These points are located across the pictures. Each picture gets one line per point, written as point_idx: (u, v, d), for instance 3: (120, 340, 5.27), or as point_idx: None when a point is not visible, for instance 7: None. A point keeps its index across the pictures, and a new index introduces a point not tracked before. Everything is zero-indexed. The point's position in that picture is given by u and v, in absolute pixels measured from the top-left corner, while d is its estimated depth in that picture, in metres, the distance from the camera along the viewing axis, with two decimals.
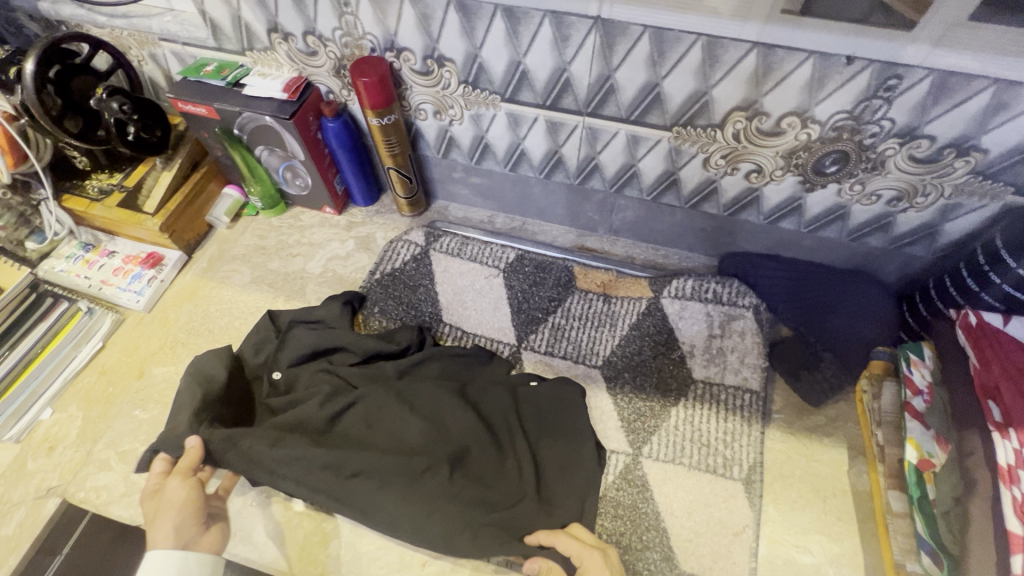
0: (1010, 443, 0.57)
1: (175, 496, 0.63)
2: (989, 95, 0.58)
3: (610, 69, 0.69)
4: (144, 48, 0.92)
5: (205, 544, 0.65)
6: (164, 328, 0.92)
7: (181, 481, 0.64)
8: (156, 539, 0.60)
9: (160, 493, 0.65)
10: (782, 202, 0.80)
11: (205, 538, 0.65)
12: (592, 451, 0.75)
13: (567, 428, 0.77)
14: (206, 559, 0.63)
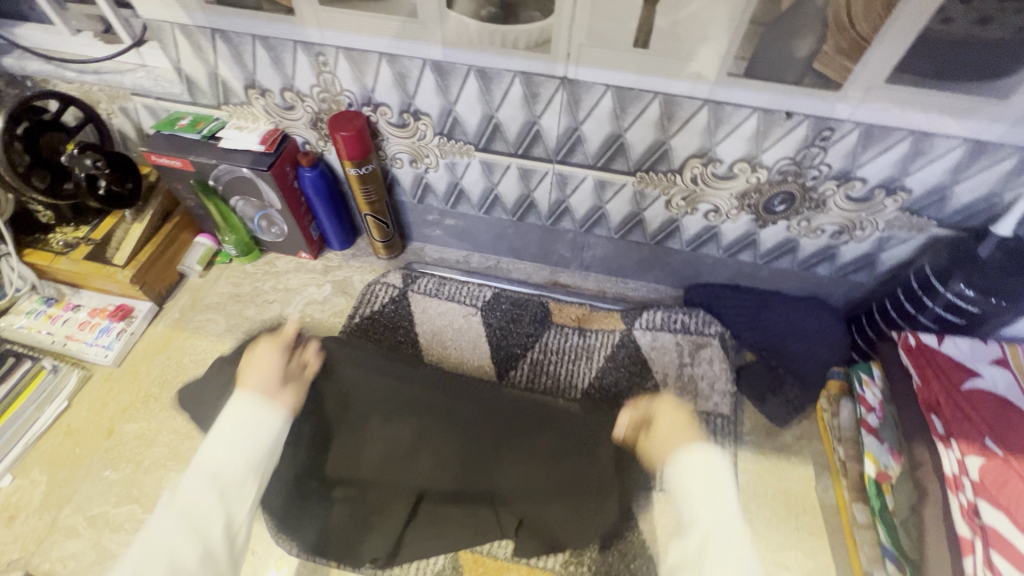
0: (953, 453, 0.63)
1: (267, 357, 0.64)
2: (908, 144, 0.67)
3: (577, 121, 0.75)
4: (115, 103, 0.92)
5: (284, 399, 0.60)
6: (135, 383, 0.89)
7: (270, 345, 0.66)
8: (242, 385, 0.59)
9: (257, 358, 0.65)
10: (738, 237, 0.87)
11: (284, 393, 0.60)
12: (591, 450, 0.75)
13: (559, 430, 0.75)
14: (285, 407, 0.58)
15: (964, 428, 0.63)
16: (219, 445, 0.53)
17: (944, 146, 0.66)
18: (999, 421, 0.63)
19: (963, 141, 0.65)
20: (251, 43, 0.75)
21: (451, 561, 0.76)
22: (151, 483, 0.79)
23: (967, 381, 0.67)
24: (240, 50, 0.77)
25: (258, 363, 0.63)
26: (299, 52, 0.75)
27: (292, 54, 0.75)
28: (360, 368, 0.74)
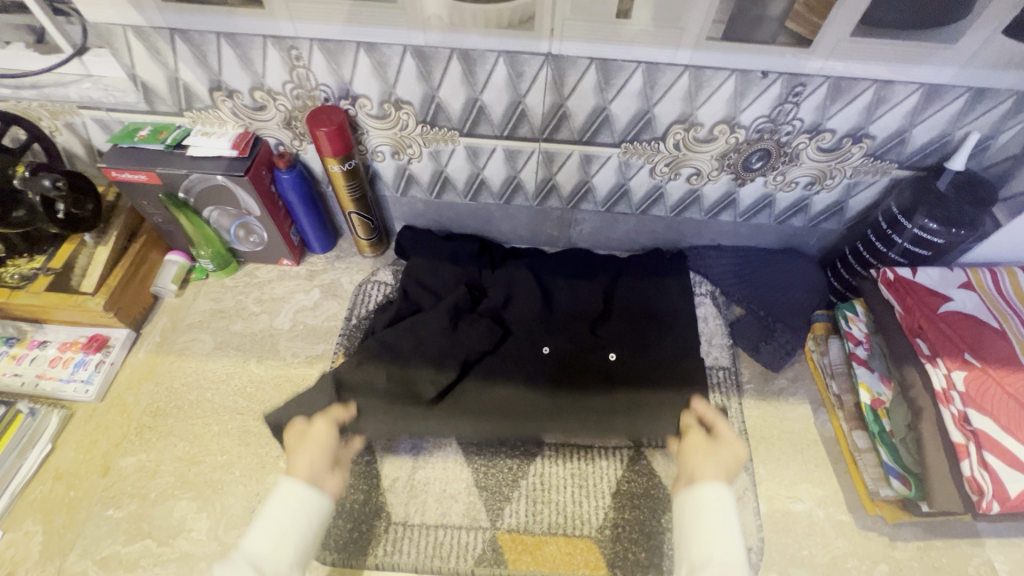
0: (941, 370, 0.68)
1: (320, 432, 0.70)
2: (871, 93, 0.72)
3: (562, 98, 0.76)
4: (59, 118, 0.85)
5: (330, 484, 0.64)
6: (124, 414, 0.84)
7: (326, 422, 0.72)
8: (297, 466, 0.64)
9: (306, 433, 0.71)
10: (719, 197, 0.91)
11: (331, 479, 0.65)
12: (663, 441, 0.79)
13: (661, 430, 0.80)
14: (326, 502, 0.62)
15: (947, 348, 0.69)
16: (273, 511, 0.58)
17: (903, 92, 0.71)
18: (972, 338, 0.70)
19: (919, 86, 0.70)
20: (215, 42, 0.72)
21: (490, 543, 0.74)
22: (162, 515, 0.76)
23: (943, 305, 0.73)
24: (203, 50, 0.73)
25: (307, 453, 0.66)
26: (268, 47, 0.72)
27: (261, 50, 0.72)
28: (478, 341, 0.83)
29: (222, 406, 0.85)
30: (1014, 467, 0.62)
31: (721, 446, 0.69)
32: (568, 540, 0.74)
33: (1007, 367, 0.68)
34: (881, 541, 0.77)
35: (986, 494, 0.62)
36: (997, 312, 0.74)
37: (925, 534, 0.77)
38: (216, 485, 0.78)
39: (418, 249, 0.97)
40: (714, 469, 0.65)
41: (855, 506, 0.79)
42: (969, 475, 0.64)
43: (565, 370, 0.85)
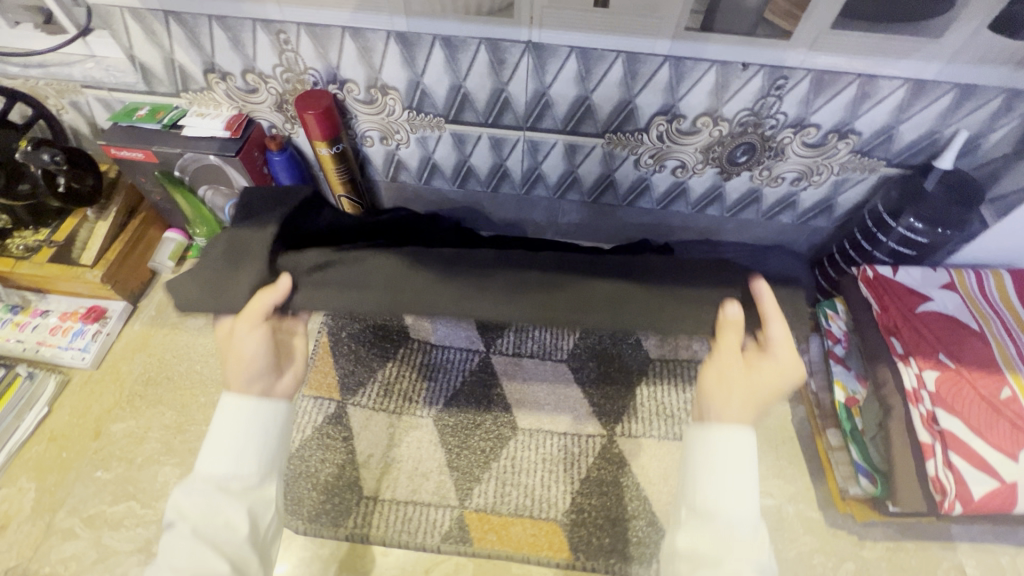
0: (912, 369, 0.68)
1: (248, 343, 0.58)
2: (855, 88, 0.71)
3: (545, 86, 0.76)
4: (64, 97, 0.88)
5: (279, 394, 0.59)
6: (117, 382, 0.88)
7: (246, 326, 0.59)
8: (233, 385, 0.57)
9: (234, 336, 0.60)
10: (705, 191, 0.90)
11: (280, 384, 0.60)
12: None
13: None
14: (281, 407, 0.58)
15: (920, 348, 0.69)
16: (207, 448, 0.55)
17: (888, 87, 0.70)
18: (948, 338, 0.69)
19: (905, 81, 0.69)
20: (207, 24, 0.74)
21: (457, 521, 0.76)
22: (147, 478, 0.79)
23: (921, 305, 0.72)
24: (196, 32, 0.75)
25: (241, 355, 0.58)
26: (258, 30, 0.74)
27: (251, 33, 0.74)
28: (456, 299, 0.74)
29: (210, 378, 0.88)
30: (978, 468, 0.62)
31: (764, 379, 0.57)
32: (534, 522, 0.76)
33: (982, 368, 0.67)
34: (849, 539, 0.76)
35: (948, 495, 0.62)
36: (977, 313, 0.73)
37: (895, 535, 0.76)
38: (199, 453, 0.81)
39: None
40: (740, 396, 0.56)
41: (825, 503, 0.79)
42: (933, 475, 0.63)
43: (530, 283, 0.63)
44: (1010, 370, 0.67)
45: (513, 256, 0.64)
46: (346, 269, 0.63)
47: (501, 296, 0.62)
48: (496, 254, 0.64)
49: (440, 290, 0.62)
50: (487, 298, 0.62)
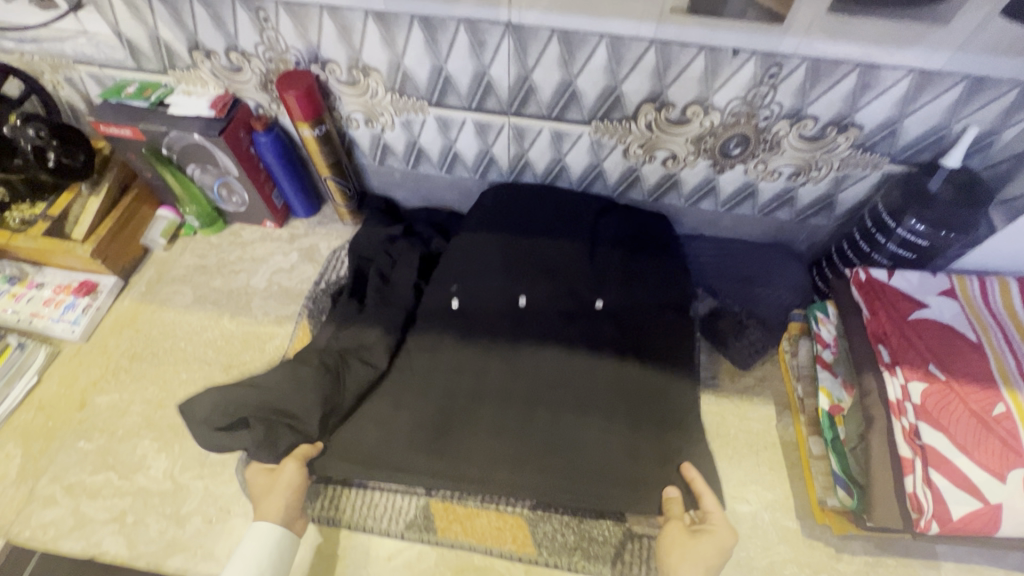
0: (897, 380, 0.64)
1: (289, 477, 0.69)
2: (855, 77, 0.66)
3: (527, 70, 0.74)
4: (59, 72, 0.89)
5: (297, 528, 0.68)
6: (104, 355, 0.90)
7: (296, 465, 0.69)
8: (267, 512, 0.66)
9: (274, 472, 0.70)
10: (698, 184, 0.87)
11: (299, 522, 0.69)
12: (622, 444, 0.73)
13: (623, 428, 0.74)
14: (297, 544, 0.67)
15: (909, 357, 0.65)
16: (244, 552, 0.63)
17: (891, 77, 0.66)
18: (941, 348, 0.65)
19: (909, 71, 0.65)
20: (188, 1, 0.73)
21: (423, 510, 0.76)
22: (126, 451, 0.81)
23: (915, 312, 0.68)
24: (178, 9, 0.75)
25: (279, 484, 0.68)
26: (237, 8, 0.73)
27: (231, 11, 0.73)
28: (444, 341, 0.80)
29: (193, 356, 0.90)
30: (960, 487, 0.58)
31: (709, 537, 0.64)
32: (499, 515, 0.75)
33: (976, 383, 0.63)
34: (825, 551, 0.73)
35: (925, 513, 0.59)
36: (976, 323, 0.68)
37: (875, 550, 0.73)
38: (177, 429, 0.83)
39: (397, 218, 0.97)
40: (693, 573, 0.61)
41: (803, 512, 0.76)
42: (910, 492, 0.60)
43: (556, 404, 0.75)
44: (1008, 387, 0.63)
45: (562, 366, 0.78)
46: (407, 384, 0.78)
47: (528, 420, 0.75)
48: (547, 361, 0.78)
49: (489, 401, 0.76)
50: (520, 421, 0.75)
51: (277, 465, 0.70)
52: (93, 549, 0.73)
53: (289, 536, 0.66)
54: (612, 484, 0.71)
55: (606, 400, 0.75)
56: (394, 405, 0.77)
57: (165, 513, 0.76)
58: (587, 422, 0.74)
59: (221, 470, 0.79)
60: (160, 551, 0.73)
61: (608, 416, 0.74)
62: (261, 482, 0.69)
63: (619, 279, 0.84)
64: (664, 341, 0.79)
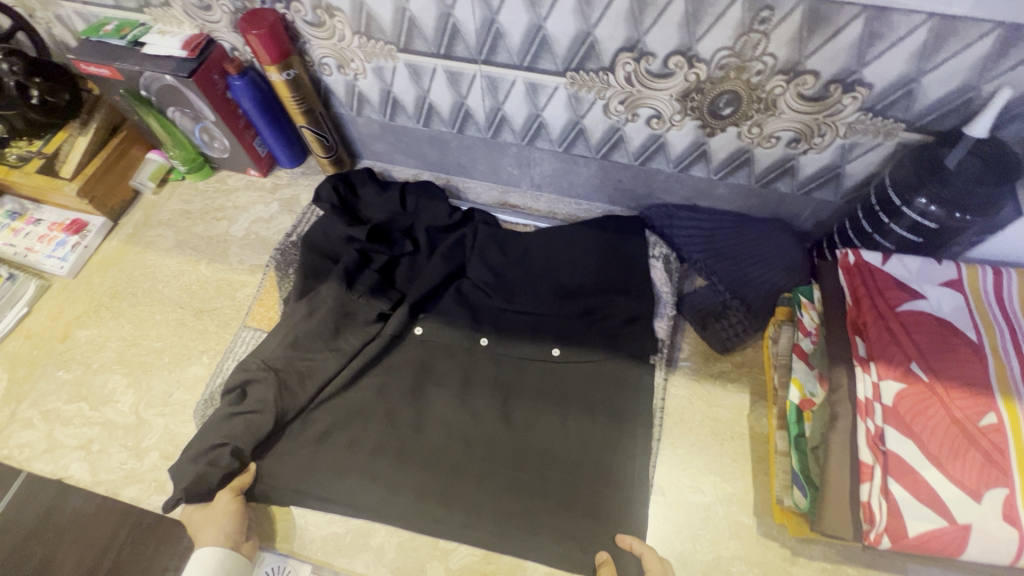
0: (870, 377, 0.57)
1: (221, 509, 0.69)
2: (861, 24, 0.57)
3: (493, 12, 0.67)
4: (48, 9, 0.90)
5: (244, 550, 0.69)
6: (89, 292, 0.94)
7: (229, 496, 0.70)
8: (207, 544, 0.67)
9: (207, 506, 0.70)
10: (686, 148, 0.79)
11: (246, 545, 0.70)
12: (582, 457, 0.72)
13: (581, 445, 0.73)
14: (243, 564, 0.68)
15: (888, 352, 0.57)
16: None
17: (905, 24, 0.55)
18: (933, 346, 0.57)
19: (927, 17, 0.54)
20: None
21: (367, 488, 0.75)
22: (99, 383, 0.85)
23: (907, 303, 0.60)
24: None
25: (212, 525, 0.68)
26: None
27: None
28: (421, 344, 0.81)
29: (168, 298, 0.92)
30: (923, 503, 0.52)
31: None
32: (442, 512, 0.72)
33: (964, 388, 0.55)
34: (780, 553, 0.68)
35: (877, 525, 0.53)
36: (980, 321, 0.59)
37: (835, 557, 0.67)
38: (147, 367, 0.86)
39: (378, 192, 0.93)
40: None
41: (761, 509, 0.71)
42: (865, 500, 0.55)
43: (500, 440, 0.74)
44: (1005, 397, 0.54)
45: (515, 403, 0.76)
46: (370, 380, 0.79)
47: (470, 454, 0.74)
48: (502, 398, 0.77)
49: (437, 431, 0.75)
50: (463, 452, 0.74)
51: (210, 498, 0.70)
52: (60, 472, 0.78)
53: (234, 554, 0.68)
54: (535, 530, 0.70)
55: (551, 446, 0.73)
56: (341, 427, 0.76)
57: (127, 445, 0.79)
58: (532, 458, 0.73)
59: (181, 410, 0.82)
60: (118, 480, 0.77)
61: (547, 462, 0.72)
62: (194, 521, 0.69)
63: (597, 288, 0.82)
64: (637, 342, 0.78)
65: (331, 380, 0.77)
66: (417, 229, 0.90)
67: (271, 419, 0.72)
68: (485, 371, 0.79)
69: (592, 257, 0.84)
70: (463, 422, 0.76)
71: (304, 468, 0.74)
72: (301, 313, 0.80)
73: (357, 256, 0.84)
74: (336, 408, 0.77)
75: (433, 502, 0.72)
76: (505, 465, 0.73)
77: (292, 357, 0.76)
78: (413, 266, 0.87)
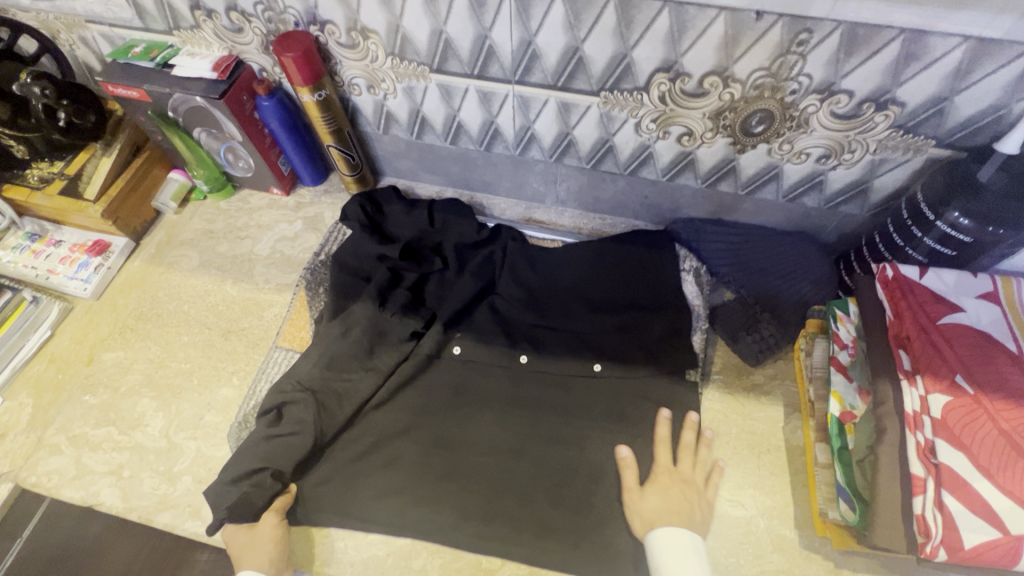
0: (917, 390, 0.58)
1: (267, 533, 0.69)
2: (898, 46, 0.58)
3: (530, 34, 0.68)
4: (73, 32, 0.89)
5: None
6: (113, 314, 0.93)
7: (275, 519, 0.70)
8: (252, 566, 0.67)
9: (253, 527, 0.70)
10: (716, 164, 0.80)
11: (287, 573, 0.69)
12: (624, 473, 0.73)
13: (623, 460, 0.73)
14: None
15: (933, 365, 0.58)
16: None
17: (941, 47, 0.57)
18: (975, 358, 0.58)
19: (963, 39, 0.56)
20: None
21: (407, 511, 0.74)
22: (127, 407, 0.83)
23: (947, 316, 0.61)
24: None
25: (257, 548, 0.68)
26: None
27: None
28: (458, 364, 0.81)
29: (195, 319, 0.91)
30: (978, 515, 0.53)
31: (685, 499, 0.69)
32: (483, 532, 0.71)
33: (1012, 400, 0.56)
34: (824, 566, 0.69)
35: (933, 538, 0.53)
36: (1019, 332, 0.60)
37: (879, 569, 0.68)
38: (175, 390, 0.85)
39: (404, 210, 0.93)
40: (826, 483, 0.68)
41: (803, 523, 0.71)
42: (918, 514, 0.55)
43: (544, 459, 0.74)
44: None
45: (553, 419, 0.77)
46: (407, 401, 0.79)
47: (513, 470, 0.74)
48: (539, 416, 0.77)
49: (479, 449, 0.76)
50: (507, 469, 0.74)
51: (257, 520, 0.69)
52: (90, 499, 0.77)
53: None
54: (577, 543, 0.70)
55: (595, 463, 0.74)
56: (380, 447, 0.76)
57: (158, 470, 0.78)
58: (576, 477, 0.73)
59: (214, 433, 0.81)
60: (151, 506, 0.76)
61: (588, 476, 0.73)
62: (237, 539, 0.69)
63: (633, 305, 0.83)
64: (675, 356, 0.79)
65: (368, 399, 0.78)
66: (445, 247, 0.91)
67: (310, 440, 0.72)
68: (523, 389, 0.79)
69: (622, 272, 0.85)
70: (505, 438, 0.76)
71: (346, 489, 0.74)
72: (335, 333, 0.80)
73: (389, 275, 0.85)
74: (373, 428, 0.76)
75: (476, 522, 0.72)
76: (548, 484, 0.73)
77: (328, 377, 0.77)
78: (443, 283, 0.87)
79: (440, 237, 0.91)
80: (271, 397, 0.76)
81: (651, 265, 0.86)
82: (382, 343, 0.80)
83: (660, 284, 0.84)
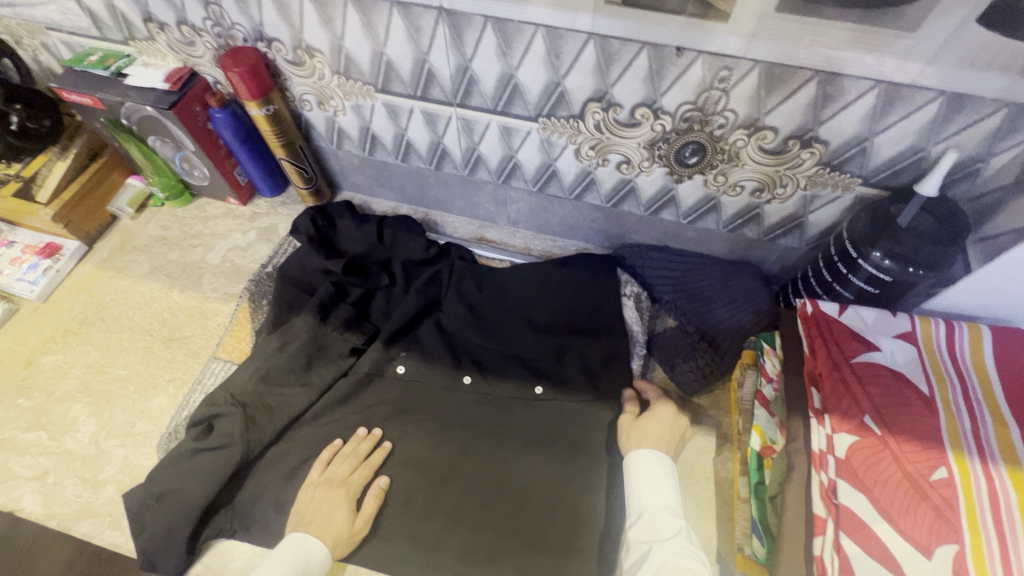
0: (824, 429, 0.59)
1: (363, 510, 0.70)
2: (814, 87, 0.59)
3: (466, 59, 0.69)
4: (35, 38, 0.91)
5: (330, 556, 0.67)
6: (57, 317, 0.93)
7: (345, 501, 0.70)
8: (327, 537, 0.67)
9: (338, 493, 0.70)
10: (656, 193, 0.81)
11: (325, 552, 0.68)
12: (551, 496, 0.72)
13: (554, 483, 0.73)
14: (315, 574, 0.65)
15: (842, 405, 0.59)
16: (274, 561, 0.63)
17: (855, 89, 0.58)
18: (887, 400, 0.58)
19: (875, 83, 0.57)
20: None
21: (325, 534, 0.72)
22: (59, 412, 0.83)
23: (862, 354, 0.62)
24: None
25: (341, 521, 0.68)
26: None
27: None
28: (395, 381, 0.81)
29: (138, 325, 0.91)
30: (876, 560, 0.51)
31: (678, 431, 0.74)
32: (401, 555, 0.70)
33: (916, 443, 0.55)
34: None
35: None
36: (932, 375, 0.60)
37: None
38: (110, 396, 0.84)
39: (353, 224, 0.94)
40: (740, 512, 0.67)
41: (724, 557, 0.71)
42: (818, 555, 0.54)
43: (473, 479, 0.74)
44: (954, 450, 0.55)
45: (483, 441, 0.76)
46: (340, 419, 0.78)
47: (441, 489, 0.73)
48: (469, 438, 0.77)
49: (406, 469, 0.75)
50: (436, 488, 0.73)
51: (170, 531, 0.69)
52: (11, 504, 0.76)
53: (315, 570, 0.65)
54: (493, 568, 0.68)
55: (528, 486, 0.73)
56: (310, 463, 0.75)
57: (83, 477, 0.78)
58: (501, 501, 0.72)
59: (143, 442, 0.80)
60: (72, 514, 0.75)
61: (512, 499, 0.72)
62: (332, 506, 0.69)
63: (576, 332, 0.83)
64: (612, 376, 0.80)
65: (301, 413, 0.78)
66: (393, 263, 0.91)
67: (234, 453, 0.72)
68: (457, 409, 0.79)
69: (564, 295, 0.86)
70: (434, 458, 0.76)
71: (268, 505, 0.73)
72: (274, 346, 0.80)
73: (332, 290, 0.85)
74: (301, 445, 0.76)
75: (397, 546, 0.70)
76: (474, 506, 0.72)
77: (262, 391, 0.76)
78: (389, 300, 0.88)
79: (388, 253, 0.92)
80: (201, 407, 0.76)
81: (596, 290, 0.86)
82: (317, 359, 0.80)
83: (602, 309, 0.85)
